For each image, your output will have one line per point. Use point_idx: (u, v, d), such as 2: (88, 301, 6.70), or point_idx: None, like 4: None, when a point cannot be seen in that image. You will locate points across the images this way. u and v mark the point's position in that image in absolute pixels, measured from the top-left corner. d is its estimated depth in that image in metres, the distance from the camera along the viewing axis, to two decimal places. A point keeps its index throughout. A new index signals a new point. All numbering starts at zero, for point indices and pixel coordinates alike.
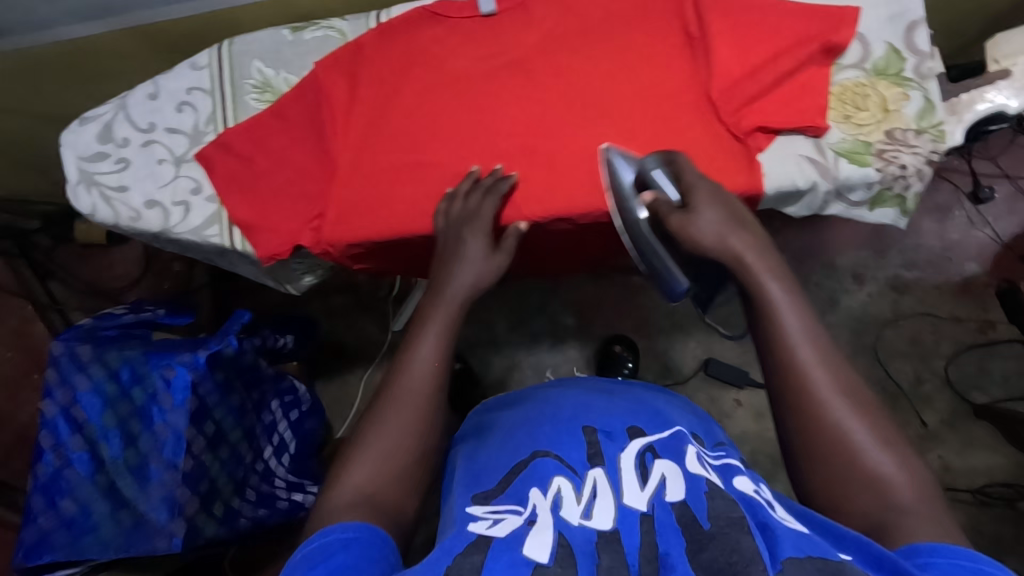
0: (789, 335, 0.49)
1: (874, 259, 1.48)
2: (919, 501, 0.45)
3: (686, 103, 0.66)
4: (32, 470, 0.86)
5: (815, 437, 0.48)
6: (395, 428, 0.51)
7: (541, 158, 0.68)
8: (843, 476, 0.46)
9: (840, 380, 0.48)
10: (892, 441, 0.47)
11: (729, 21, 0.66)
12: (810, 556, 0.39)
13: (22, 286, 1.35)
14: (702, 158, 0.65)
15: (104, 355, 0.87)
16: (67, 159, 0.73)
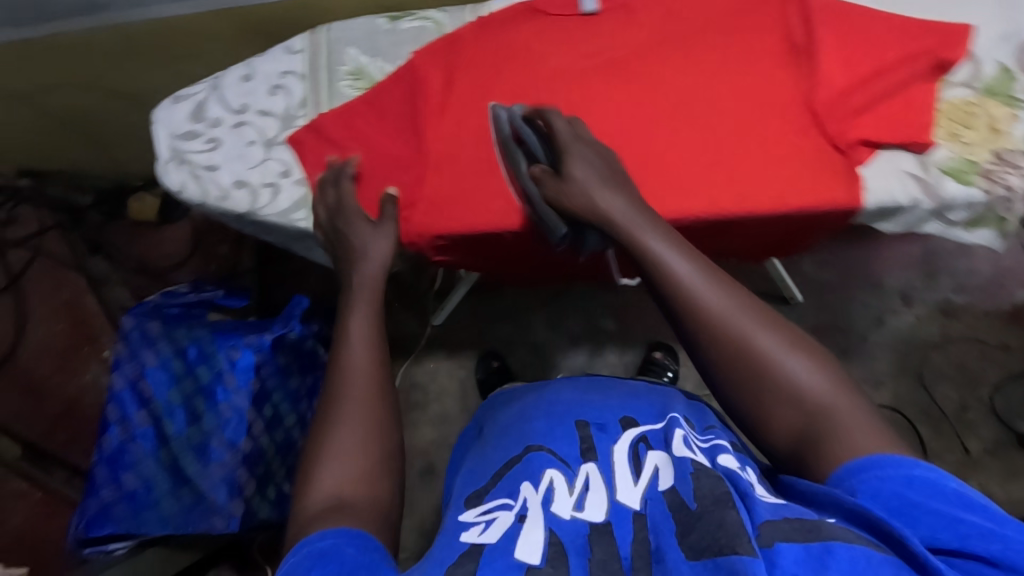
0: (681, 275, 0.52)
1: (923, 281, 1.46)
2: (838, 399, 0.46)
3: (787, 112, 0.66)
4: (98, 442, 0.87)
5: (730, 372, 0.50)
6: (355, 416, 0.49)
7: (636, 160, 0.68)
8: (761, 390, 0.48)
9: (740, 308, 0.50)
10: (799, 345, 0.49)
11: (835, 34, 0.66)
12: (787, 518, 0.40)
13: (75, 260, 1.34)
14: (801, 169, 0.65)
15: (173, 333, 0.88)
16: (159, 136, 0.73)
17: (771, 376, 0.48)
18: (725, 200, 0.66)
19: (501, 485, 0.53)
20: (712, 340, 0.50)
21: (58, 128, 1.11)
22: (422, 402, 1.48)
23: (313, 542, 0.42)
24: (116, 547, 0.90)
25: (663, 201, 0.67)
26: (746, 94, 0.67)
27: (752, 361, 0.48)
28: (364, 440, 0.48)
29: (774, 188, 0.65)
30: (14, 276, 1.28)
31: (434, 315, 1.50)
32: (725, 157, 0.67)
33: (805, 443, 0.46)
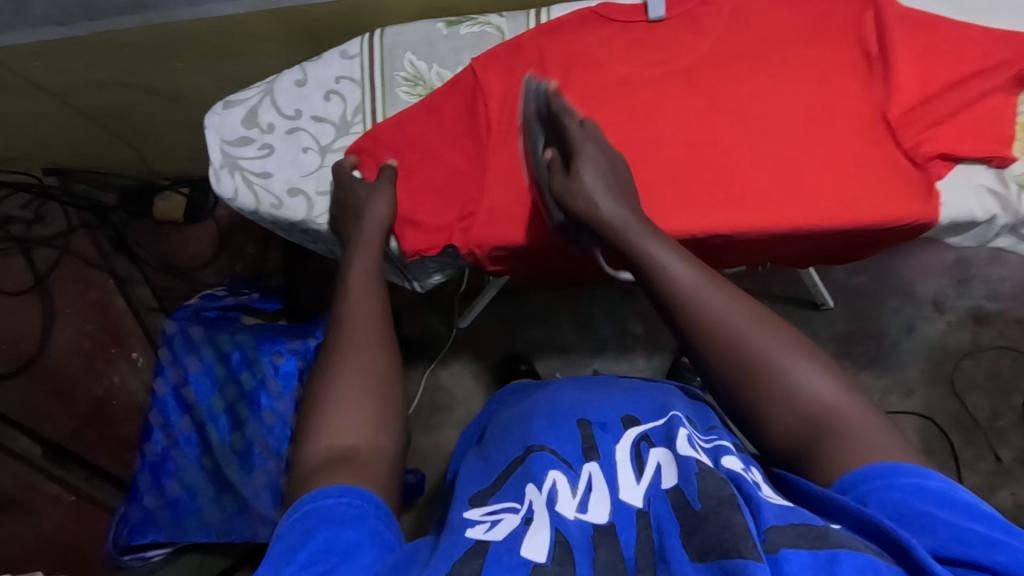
0: (679, 277, 0.56)
1: (955, 287, 1.40)
2: (831, 394, 0.48)
3: (860, 124, 0.66)
4: (142, 449, 0.87)
5: (718, 350, 0.53)
6: (353, 370, 0.54)
7: (699, 170, 0.67)
8: (760, 390, 0.49)
9: (739, 310, 0.53)
10: (805, 349, 0.51)
11: (911, 43, 0.65)
12: (793, 525, 0.40)
13: (102, 258, 1.33)
14: (874, 182, 0.64)
15: (215, 338, 0.87)
16: (211, 141, 0.73)
17: (772, 377, 0.49)
18: (797, 212, 0.65)
19: (507, 489, 0.52)
20: (709, 338, 0.52)
21: (87, 123, 1.08)
22: (446, 405, 1.44)
23: (314, 499, 0.46)
24: (154, 554, 0.87)
25: (735, 214, 0.66)
26: (817, 104, 0.66)
27: (748, 360, 0.50)
28: (361, 393, 0.53)
29: (848, 201, 0.64)
30: (42, 276, 1.24)
31: (461, 317, 1.44)
32: (797, 169, 0.66)
33: (806, 446, 0.47)
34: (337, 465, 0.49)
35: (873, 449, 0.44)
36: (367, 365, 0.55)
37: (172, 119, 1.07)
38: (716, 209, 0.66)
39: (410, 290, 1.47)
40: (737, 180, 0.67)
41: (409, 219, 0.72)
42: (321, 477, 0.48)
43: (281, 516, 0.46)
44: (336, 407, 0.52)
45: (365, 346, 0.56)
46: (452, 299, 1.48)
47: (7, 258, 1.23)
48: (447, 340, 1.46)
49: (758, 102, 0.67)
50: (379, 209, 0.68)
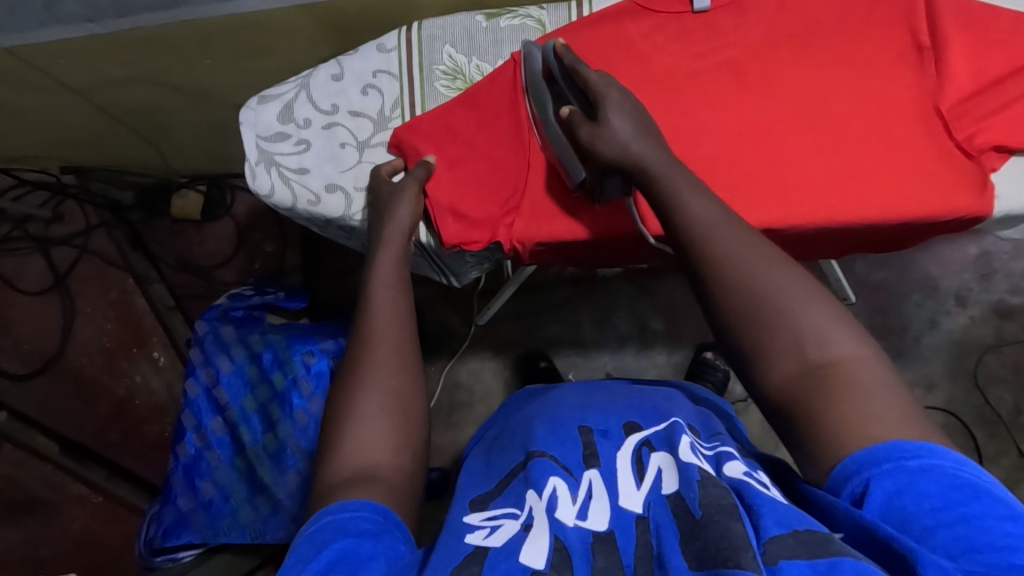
0: (694, 215, 0.53)
1: (979, 282, 1.37)
2: (848, 347, 0.45)
3: (911, 117, 0.67)
4: (174, 450, 0.87)
5: (729, 291, 0.49)
6: (376, 383, 0.53)
7: (746, 166, 0.68)
8: (761, 331, 0.47)
9: (757, 252, 0.50)
10: (828, 304, 0.47)
11: (963, 37, 0.67)
12: (795, 531, 0.38)
13: (122, 257, 1.32)
14: (921, 174, 0.65)
15: (247, 338, 0.88)
16: (247, 137, 0.74)
17: (779, 319, 0.46)
18: (846, 207, 0.65)
19: (508, 494, 0.52)
20: (721, 275, 0.50)
21: (105, 120, 1.07)
22: (465, 402, 1.41)
23: (332, 511, 0.45)
24: (184, 556, 0.86)
25: (790, 207, 0.66)
26: (867, 98, 0.68)
27: (757, 299, 0.48)
28: (382, 403, 0.52)
29: (903, 193, 0.65)
30: (61, 275, 1.28)
31: (479, 314, 1.41)
32: (852, 162, 0.66)
33: (800, 395, 0.45)
34: (355, 484, 0.47)
35: (876, 414, 0.42)
36: (388, 381, 0.53)
37: (193, 116, 1.06)
38: (765, 204, 0.67)
39: (427, 288, 1.45)
40: (792, 174, 0.67)
41: (450, 209, 0.71)
42: (341, 492, 0.47)
43: (304, 526, 0.46)
44: (363, 413, 0.51)
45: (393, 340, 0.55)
46: (470, 295, 1.44)
47: (26, 258, 1.28)
48: (466, 338, 1.44)
49: (802, 98, 0.69)
50: (403, 211, 0.67)
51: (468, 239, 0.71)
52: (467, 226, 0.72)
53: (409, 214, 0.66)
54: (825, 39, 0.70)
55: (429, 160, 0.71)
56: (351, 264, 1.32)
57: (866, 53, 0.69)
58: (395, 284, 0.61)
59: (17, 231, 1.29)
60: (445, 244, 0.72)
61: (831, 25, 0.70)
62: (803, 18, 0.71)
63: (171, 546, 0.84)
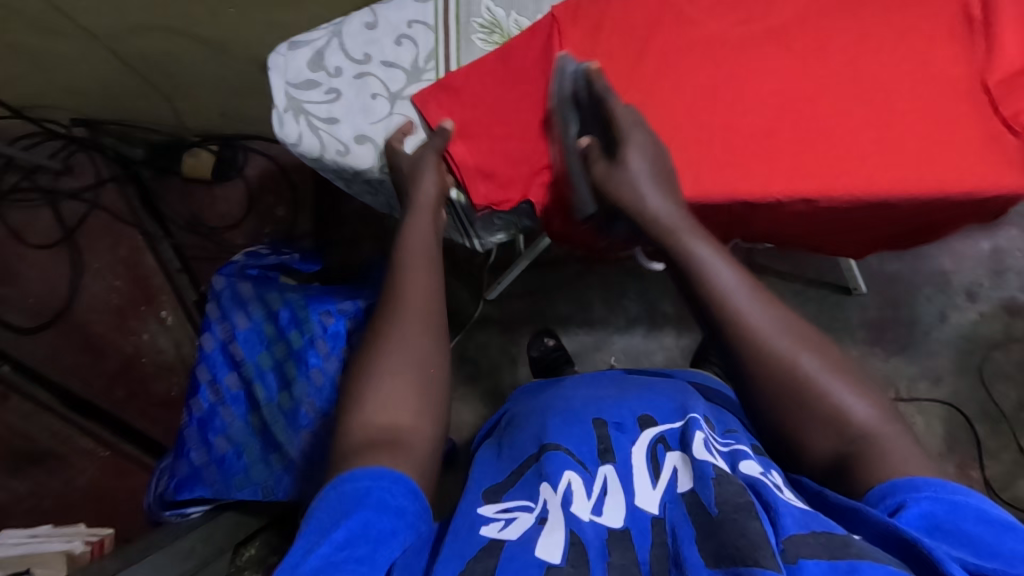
0: (727, 287, 0.54)
1: (991, 278, 1.36)
2: (877, 420, 0.48)
3: (957, 94, 0.66)
4: (188, 405, 0.87)
5: (766, 383, 0.51)
6: (396, 354, 0.54)
7: (783, 141, 0.67)
8: (798, 413, 0.50)
9: (782, 327, 0.52)
10: (845, 371, 0.51)
11: (1016, 12, 0.66)
12: (814, 532, 0.39)
13: (131, 214, 1.30)
14: (961, 152, 0.64)
15: (265, 296, 0.87)
16: (276, 84, 0.73)
17: (814, 395, 0.49)
18: (886, 181, 0.65)
19: (522, 486, 0.52)
20: (757, 355, 0.51)
21: (121, 70, 1.05)
22: (472, 376, 1.40)
23: (352, 479, 0.46)
24: (195, 511, 0.86)
25: (826, 181, 0.66)
26: (912, 70, 0.67)
27: (795, 380, 0.50)
28: (408, 374, 0.53)
29: (940, 170, 0.64)
30: (70, 230, 1.27)
31: (489, 289, 1.40)
32: (891, 137, 0.66)
33: (846, 460, 0.48)
34: (379, 447, 0.49)
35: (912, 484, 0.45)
36: (415, 344, 0.54)
37: (210, 71, 1.04)
38: (801, 177, 0.66)
39: None
40: (828, 149, 0.67)
41: (479, 171, 0.72)
42: (361, 460, 0.48)
43: (320, 492, 0.47)
44: (382, 380, 0.53)
45: (416, 309, 0.56)
46: (481, 270, 1.43)
47: (35, 210, 1.27)
48: (475, 313, 1.42)
49: (843, 73, 0.68)
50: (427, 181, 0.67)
51: (496, 200, 0.72)
52: (496, 187, 0.72)
53: (434, 183, 0.67)
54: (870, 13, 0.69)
55: (446, 125, 0.71)
56: (363, 230, 1.29)
57: (912, 25, 0.68)
58: (428, 244, 0.63)
59: (26, 181, 1.27)
60: (476, 206, 0.73)
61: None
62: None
63: (182, 499, 0.85)
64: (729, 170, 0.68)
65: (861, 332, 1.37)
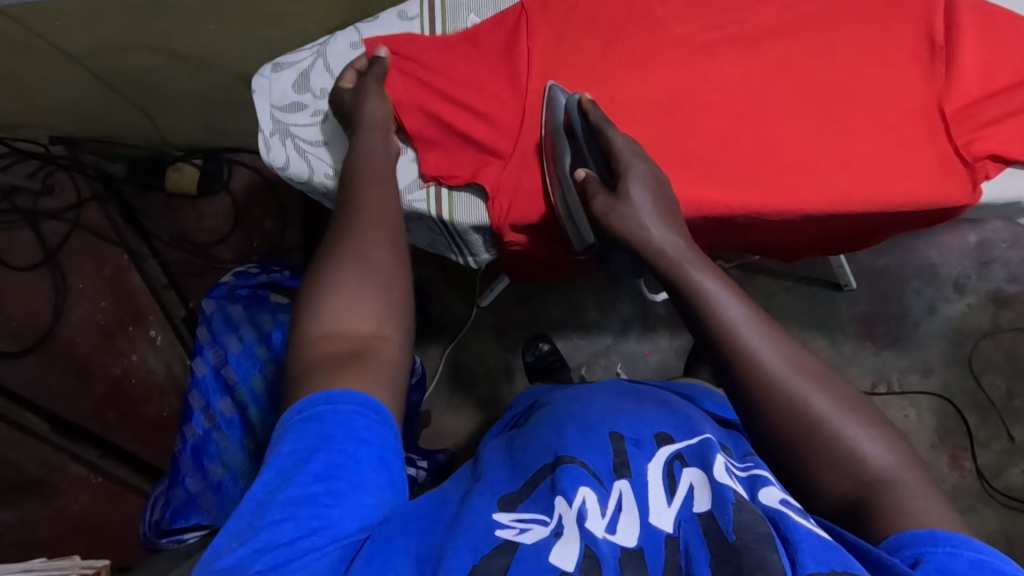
0: (734, 323, 0.54)
1: (977, 269, 1.38)
2: (896, 466, 0.47)
3: (918, 117, 0.72)
4: (183, 432, 0.87)
5: (779, 418, 0.50)
6: (353, 260, 0.54)
7: (759, 157, 0.72)
8: (812, 449, 0.48)
9: (797, 365, 0.51)
10: (861, 414, 0.49)
11: (974, 42, 0.72)
12: (834, 571, 0.37)
13: (115, 232, 1.27)
14: (917, 172, 0.70)
15: (256, 318, 0.88)
16: (261, 107, 0.75)
17: (829, 435, 0.48)
18: (847, 198, 0.71)
19: (534, 501, 0.50)
20: (765, 391, 0.50)
21: (99, 88, 1.02)
22: (468, 384, 1.38)
23: (327, 401, 0.45)
24: (190, 538, 0.84)
25: (793, 196, 0.71)
26: (878, 93, 0.72)
27: (806, 419, 0.49)
28: (375, 291, 0.53)
29: (900, 185, 0.70)
30: (52, 251, 1.23)
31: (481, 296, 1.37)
32: (854, 155, 0.72)
33: (861, 504, 0.46)
34: (343, 363, 0.48)
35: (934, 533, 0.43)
36: (379, 260, 0.55)
37: (191, 86, 1.02)
38: (771, 193, 0.71)
39: (430, 268, 1.40)
40: (796, 166, 0.72)
41: (430, 142, 0.76)
42: (328, 376, 0.47)
43: (291, 412, 0.46)
44: (341, 289, 0.52)
45: (372, 222, 0.57)
46: (472, 277, 1.41)
47: (14, 232, 1.24)
48: (468, 320, 1.40)
49: None
50: (374, 103, 0.69)
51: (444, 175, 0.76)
52: (446, 162, 0.76)
53: (379, 106, 0.69)
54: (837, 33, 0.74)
55: (380, 53, 0.74)
56: None
57: (878, 47, 0.73)
58: (387, 178, 0.63)
59: (4, 203, 1.24)
60: (425, 176, 0.76)
61: (840, 18, 0.74)
62: (816, 12, 0.75)
63: (178, 529, 0.83)
64: (705, 183, 0.73)
65: (852, 327, 1.38)
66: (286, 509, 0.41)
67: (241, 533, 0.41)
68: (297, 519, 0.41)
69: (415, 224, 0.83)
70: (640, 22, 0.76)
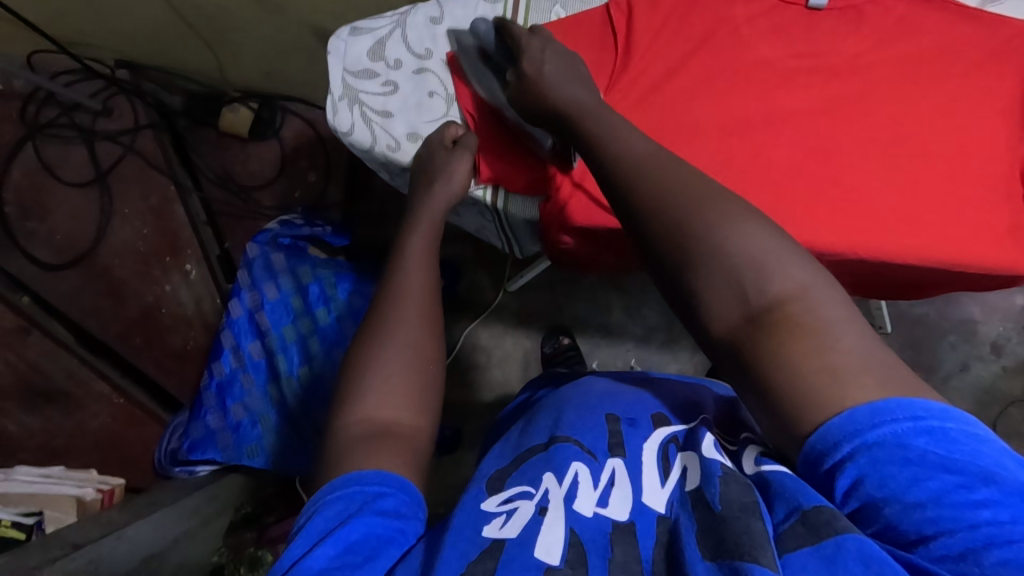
0: (627, 153, 0.51)
1: (1020, 333, 1.30)
2: (792, 284, 0.41)
3: (997, 176, 0.70)
4: (211, 368, 0.90)
5: (667, 252, 0.46)
6: (401, 339, 0.52)
7: (824, 188, 0.71)
8: (698, 277, 0.44)
9: (690, 185, 0.47)
10: (758, 227, 0.44)
11: None
12: (805, 515, 0.36)
13: (165, 162, 1.28)
14: (986, 234, 0.69)
15: (296, 270, 0.90)
16: (334, 68, 0.77)
17: (718, 263, 0.43)
18: (911, 246, 0.69)
19: (523, 472, 0.50)
20: (650, 218, 0.47)
21: (170, 17, 1.03)
22: (483, 365, 1.36)
23: (361, 480, 0.44)
24: (201, 470, 0.89)
25: (860, 234, 0.69)
26: (960, 143, 0.71)
27: (691, 247, 0.44)
28: (408, 368, 0.51)
29: (954, 245, 0.69)
30: (103, 171, 1.25)
31: (509, 281, 1.34)
32: (924, 202, 0.70)
33: (748, 337, 0.41)
34: (376, 441, 0.47)
35: (829, 363, 0.38)
36: (414, 335, 0.53)
37: (258, 28, 1.02)
38: (837, 228, 0.69)
39: (462, 245, 1.38)
40: (864, 202, 0.70)
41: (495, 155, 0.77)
42: (360, 458, 0.46)
43: (322, 492, 0.44)
44: (380, 372, 0.50)
45: (417, 294, 0.55)
46: (504, 261, 1.37)
47: (69, 147, 1.25)
48: (492, 302, 1.37)
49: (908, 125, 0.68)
50: (456, 174, 0.70)
51: (504, 179, 0.78)
52: (507, 171, 0.78)
53: (463, 174, 0.71)
54: (923, 79, 0.72)
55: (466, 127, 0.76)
56: (392, 205, 1.26)
57: (961, 97, 0.71)
58: (428, 239, 0.61)
59: (63, 118, 1.25)
60: (482, 176, 0.78)
61: (930, 60, 0.72)
62: (905, 49, 0.73)
63: (193, 459, 0.87)
64: (778, 206, 0.70)
65: None
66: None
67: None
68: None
69: (466, 209, 0.85)
70: (725, 33, 0.75)
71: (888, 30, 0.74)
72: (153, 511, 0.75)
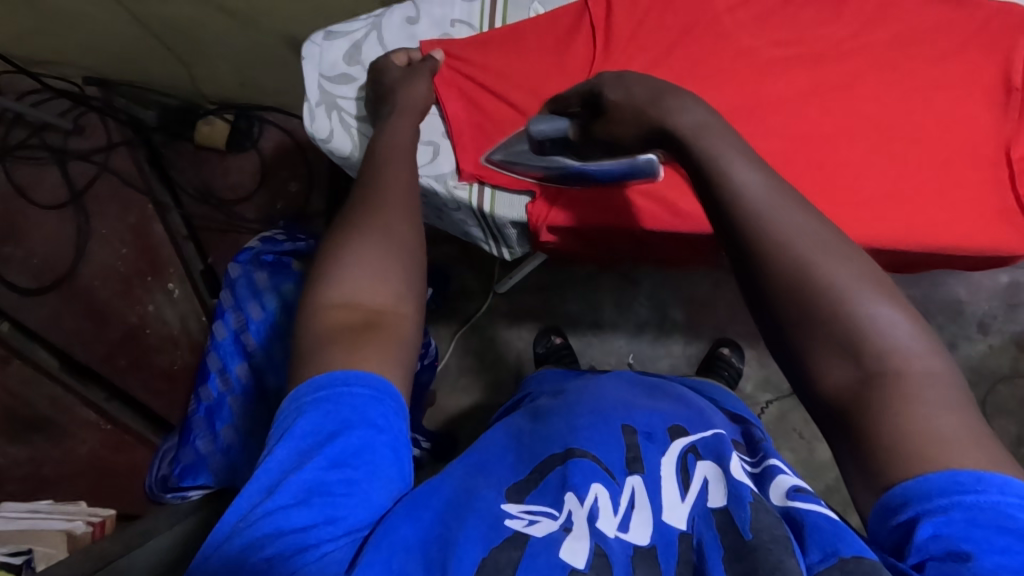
0: (745, 185, 0.46)
1: (1005, 311, 1.31)
2: (913, 359, 0.40)
3: (983, 161, 0.70)
4: (197, 392, 0.89)
5: (782, 298, 0.43)
6: (381, 225, 0.50)
7: (812, 182, 0.70)
8: (814, 330, 0.42)
9: (812, 229, 0.44)
10: (881, 290, 0.42)
11: None
12: (842, 561, 0.35)
13: (142, 179, 1.26)
14: (974, 220, 0.69)
15: (279, 287, 0.88)
16: (310, 75, 0.76)
17: (837, 323, 0.41)
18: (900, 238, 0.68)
19: (543, 492, 0.47)
20: (766, 256, 0.44)
21: (137, 30, 1.01)
22: (476, 368, 1.35)
23: (345, 382, 0.42)
24: (193, 495, 0.87)
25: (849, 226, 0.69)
26: (946, 130, 0.71)
27: (810, 293, 0.42)
28: (391, 259, 0.48)
29: (943, 231, 0.69)
30: (78, 192, 1.22)
31: (500, 282, 1.34)
32: (912, 191, 0.69)
33: (858, 401, 0.40)
34: (360, 330, 0.45)
35: (939, 435, 0.37)
36: (397, 229, 0.50)
37: (231, 39, 1.00)
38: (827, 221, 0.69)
39: (450, 247, 1.37)
40: (852, 194, 0.70)
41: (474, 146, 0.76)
42: (340, 353, 0.44)
43: (305, 388, 0.42)
44: (361, 256, 0.48)
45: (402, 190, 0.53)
46: (493, 263, 1.36)
47: (42, 168, 1.22)
48: (482, 304, 1.36)
49: None
50: (418, 85, 0.68)
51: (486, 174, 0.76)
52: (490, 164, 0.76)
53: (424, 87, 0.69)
54: (906, 67, 0.72)
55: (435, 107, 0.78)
56: None
57: (944, 84, 0.71)
58: (409, 145, 0.59)
59: (33, 138, 1.22)
60: (462, 174, 0.77)
61: (911, 49, 0.72)
62: (884, 39, 0.73)
63: (184, 485, 0.86)
64: None
65: None
66: (293, 494, 0.39)
67: (245, 515, 0.39)
68: (310, 508, 0.39)
69: (453, 212, 0.84)
70: (704, 29, 0.75)
71: (867, 20, 0.73)
72: (147, 541, 0.73)
